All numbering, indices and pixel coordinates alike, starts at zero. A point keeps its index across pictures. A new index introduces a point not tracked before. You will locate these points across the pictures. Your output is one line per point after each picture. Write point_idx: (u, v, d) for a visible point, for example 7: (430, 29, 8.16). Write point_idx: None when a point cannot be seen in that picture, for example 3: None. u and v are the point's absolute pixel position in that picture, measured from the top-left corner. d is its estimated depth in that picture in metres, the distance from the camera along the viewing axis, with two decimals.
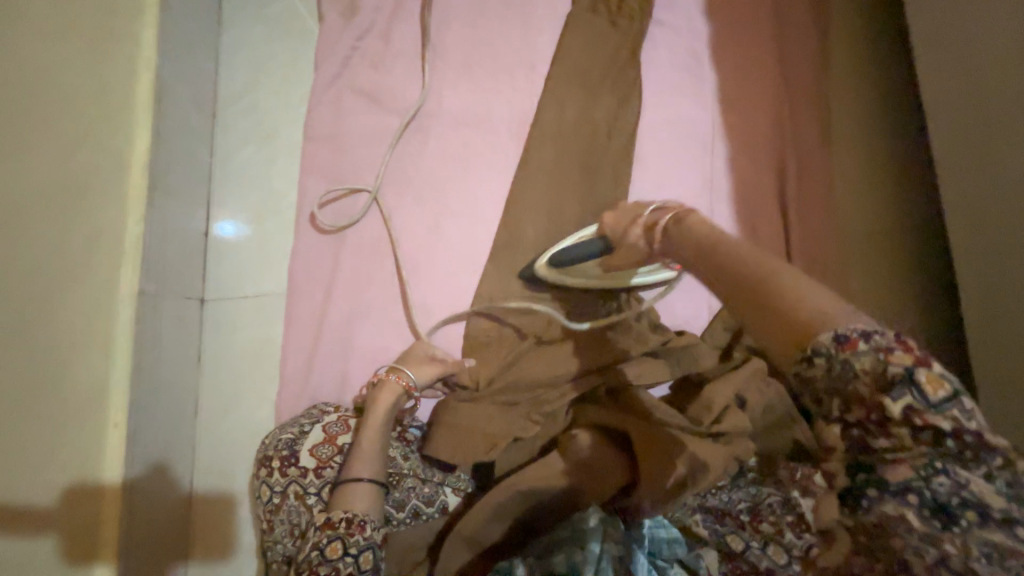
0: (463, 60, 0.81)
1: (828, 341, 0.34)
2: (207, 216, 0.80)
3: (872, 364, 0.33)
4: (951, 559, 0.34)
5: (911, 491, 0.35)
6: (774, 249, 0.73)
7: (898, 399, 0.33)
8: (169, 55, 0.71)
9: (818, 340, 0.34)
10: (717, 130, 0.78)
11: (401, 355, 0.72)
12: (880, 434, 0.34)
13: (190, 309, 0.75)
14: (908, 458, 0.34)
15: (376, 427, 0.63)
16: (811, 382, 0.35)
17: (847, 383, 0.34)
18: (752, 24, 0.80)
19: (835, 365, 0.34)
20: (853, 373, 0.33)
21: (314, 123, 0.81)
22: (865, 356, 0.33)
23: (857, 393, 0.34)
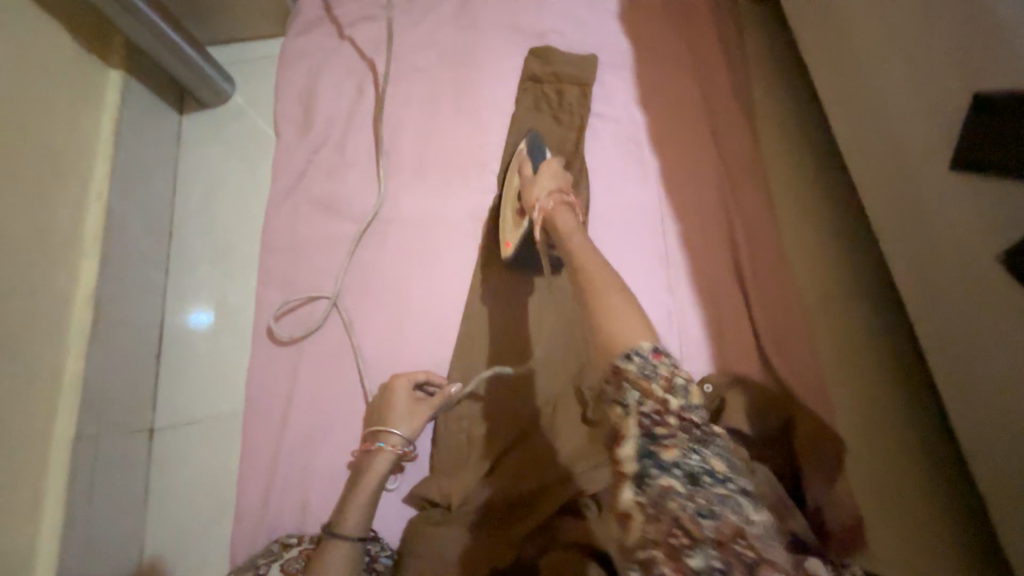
0: (416, 164, 0.84)
1: (628, 352, 0.44)
2: (160, 339, 0.77)
3: (669, 369, 0.43)
4: (706, 513, 0.40)
5: (676, 467, 0.42)
6: (736, 323, 0.73)
7: (674, 396, 0.43)
8: (119, 192, 0.74)
9: (625, 349, 0.44)
10: (665, 209, 0.80)
11: (381, 410, 0.66)
12: (661, 421, 0.43)
13: (135, 443, 0.70)
14: (678, 442, 0.42)
15: (366, 503, 0.58)
16: (625, 374, 0.43)
17: (649, 377, 0.43)
18: (686, 110, 0.85)
19: (641, 360, 0.43)
20: (654, 371, 0.43)
21: (271, 235, 0.81)
22: (664, 367, 0.43)
23: (651, 389, 0.43)
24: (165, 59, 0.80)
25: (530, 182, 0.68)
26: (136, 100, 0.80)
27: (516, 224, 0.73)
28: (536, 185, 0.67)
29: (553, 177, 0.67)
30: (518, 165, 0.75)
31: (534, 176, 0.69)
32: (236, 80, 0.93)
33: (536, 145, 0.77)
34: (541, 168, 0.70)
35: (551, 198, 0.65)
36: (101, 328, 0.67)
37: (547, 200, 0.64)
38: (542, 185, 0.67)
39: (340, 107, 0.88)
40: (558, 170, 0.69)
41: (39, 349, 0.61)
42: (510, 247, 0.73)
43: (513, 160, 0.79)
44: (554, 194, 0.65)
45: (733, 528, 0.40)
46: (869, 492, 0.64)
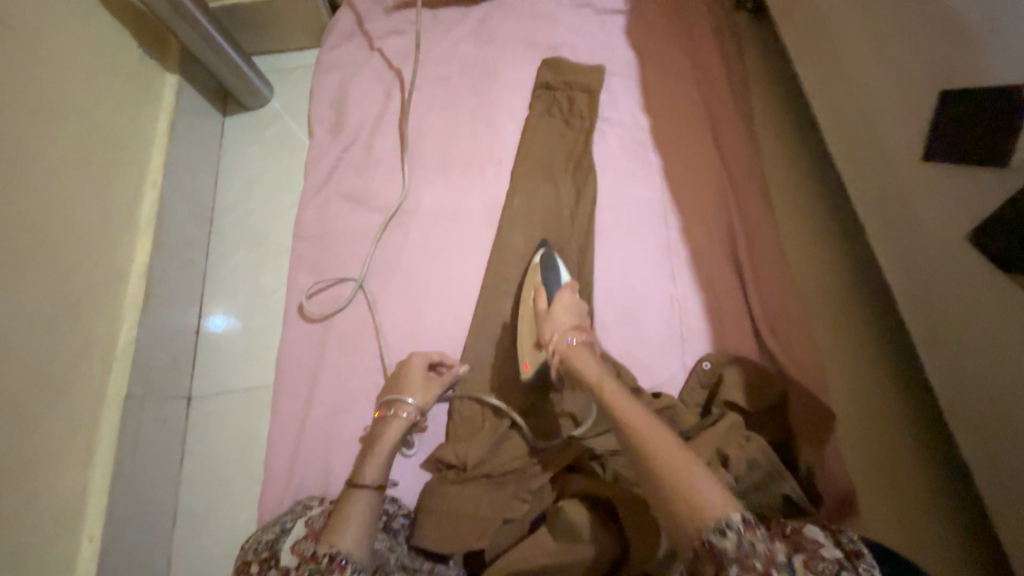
0: (437, 162, 0.92)
1: (720, 523, 0.41)
2: (199, 317, 0.84)
3: (765, 548, 0.41)
4: None
5: None
6: (733, 307, 0.78)
7: None
8: (170, 181, 0.82)
9: (716, 521, 0.42)
10: (667, 205, 0.86)
11: (397, 382, 0.71)
12: (755, 557, 0.41)
13: (174, 409, 0.76)
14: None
15: (382, 458, 0.63)
16: (721, 550, 0.41)
17: (749, 549, 0.41)
18: (686, 116, 0.92)
19: (734, 534, 0.41)
20: (753, 549, 0.41)
21: (303, 225, 0.89)
22: (761, 542, 0.41)
23: (752, 564, 0.40)
24: (215, 65, 0.90)
25: (543, 318, 0.67)
26: (187, 102, 0.89)
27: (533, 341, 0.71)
28: (551, 321, 0.66)
29: (569, 313, 0.66)
30: (534, 283, 0.74)
31: (550, 306, 0.68)
32: (275, 87, 1.02)
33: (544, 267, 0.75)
34: (555, 301, 0.68)
35: (562, 336, 0.64)
36: (150, 301, 0.74)
37: (561, 342, 0.63)
38: (557, 320, 0.66)
39: (369, 112, 0.97)
40: (571, 301, 0.67)
41: (98, 316, 0.67)
42: (529, 369, 0.71)
43: (528, 271, 0.79)
44: (566, 334, 0.64)
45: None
46: (864, 470, 0.69)
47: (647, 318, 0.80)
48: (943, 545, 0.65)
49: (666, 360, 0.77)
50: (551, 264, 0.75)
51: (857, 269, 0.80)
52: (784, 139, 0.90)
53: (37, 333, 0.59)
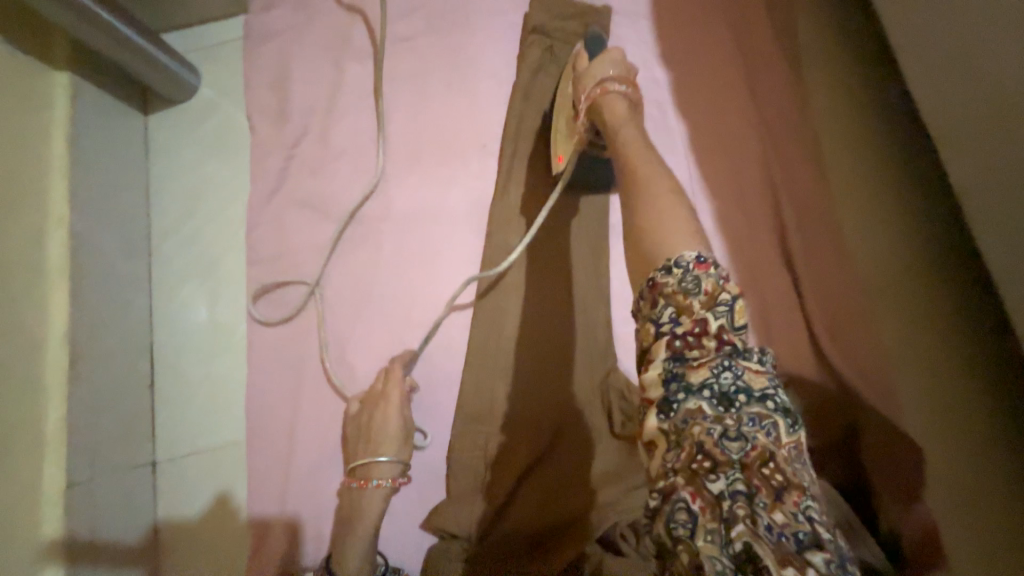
0: (407, 151, 0.75)
1: (666, 262, 0.39)
2: (152, 365, 0.72)
3: (714, 283, 0.38)
4: (733, 435, 0.33)
5: (706, 389, 0.35)
6: (784, 310, 0.63)
7: (717, 313, 0.37)
8: (85, 212, 0.67)
9: (664, 261, 0.40)
10: (696, 185, 0.69)
11: (367, 432, 0.60)
12: (695, 346, 0.37)
13: (137, 481, 0.67)
14: (710, 358, 0.36)
15: (366, 541, 0.54)
16: (661, 287, 0.39)
17: (755, 434, 0.33)
18: (717, 62, 0.72)
19: (681, 271, 0.39)
20: (694, 285, 0.38)
21: (256, 245, 0.74)
22: (710, 277, 0.38)
23: (690, 302, 0.37)
24: (116, 53, 0.71)
25: (585, 70, 0.58)
26: (90, 107, 0.71)
27: (568, 131, 0.62)
28: (587, 71, 0.57)
29: (610, 62, 0.56)
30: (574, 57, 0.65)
31: (586, 65, 0.58)
32: (202, 73, 0.83)
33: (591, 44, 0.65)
34: (598, 56, 0.59)
35: (601, 88, 0.55)
36: (82, 368, 0.62)
37: (594, 85, 0.55)
38: (596, 69, 0.56)
39: (319, 93, 0.78)
40: (620, 54, 0.57)
41: (18, 397, 0.55)
42: (563, 162, 0.63)
43: (567, 64, 0.68)
44: (612, 79, 0.55)
45: (748, 445, 0.33)
46: (946, 501, 0.56)
47: None
48: None
49: None
50: (598, 38, 0.66)
51: (943, 261, 0.63)
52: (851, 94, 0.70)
53: None
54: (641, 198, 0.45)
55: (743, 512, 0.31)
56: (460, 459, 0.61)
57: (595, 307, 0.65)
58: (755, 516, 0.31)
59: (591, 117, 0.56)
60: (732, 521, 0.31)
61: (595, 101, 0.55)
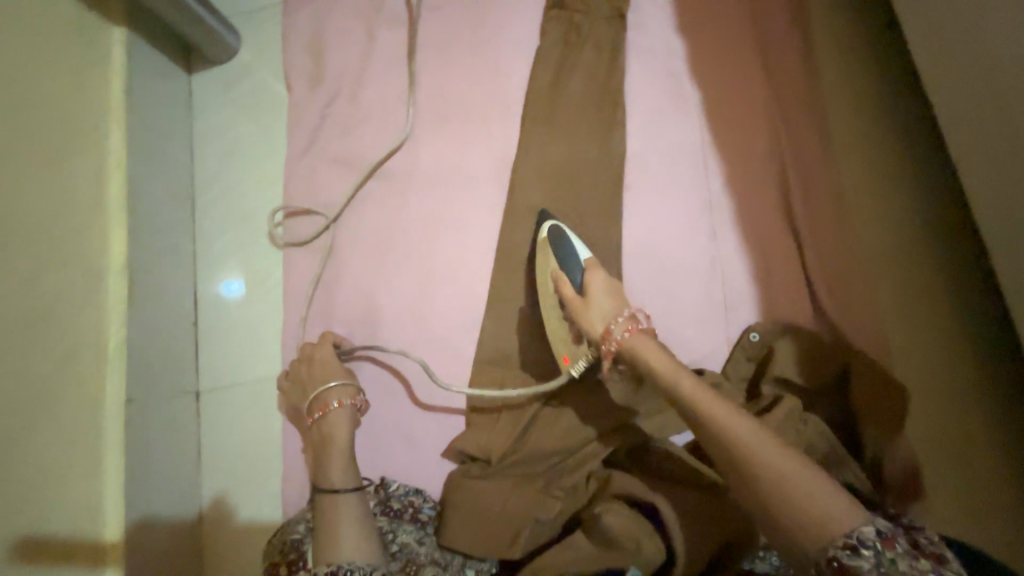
0: (434, 113, 0.79)
1: (848, 540, 0.38)
2: (195, 305, 0.78)
3: (881, 547, 0.38)
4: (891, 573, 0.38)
5: (871, 573, 0.37)
6: (784, 267, 0.68)
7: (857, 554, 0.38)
8: (137, 159, 0.72)
9: (820, 511, 0.40)
10: (707, 149, 0.73)
11: (309, 376, 0.66)
12: (854, 558, 0.38)
13: (182, 407, 0.73)
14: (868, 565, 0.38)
15: (345, 458, 0.60)
16: (856, 572, 0.38)
17: (888, 574, 0.38)
18: (731, 33, 0.76)
19: (870, 553, 0.38)
20: (883, 558, 0.38)
21: (291, 197, 0.79)
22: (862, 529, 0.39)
23: (856, 568, 0.37)
24: (163, 10, 0.75)
25: (583, 306, 0.60)
26: (141, 62, 0.76)
27: (571, 341, 0.63)
28: (591, 312, 0.59)
29: (612, 300, 0.59)
30: (552, 266, 0.65)
31: (585, 296, 0.60)
32: (240, 35, 0.87)
33: (561, 240, 0.66)
34: (587, 283, 0.61)
35: (618, 322, 0.57)
36: (137, 299, 0.68)
37: (615, 328, 0.57)
38: (599, 307, 0.59)
39: (352, 56, 0.82)
40: (604, 275, 0.62)
41: (80, 320, 0.61)
42: (569, 365, 0.62)
43: (535, 248, 0.70)
44: (616, 314, 0.58)
45: (880, 516, 0.37)
46: (929, 442, 0.61)
47: (680, 284, 0.70)
48: (1013, 523, 0.58)
49: (707, 332, 0.68)
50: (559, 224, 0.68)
51: (940, 227, 0.67)
52: (861, 69, 0.73)
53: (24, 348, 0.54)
54: (747, 453, 0.44)
55: None
56: (474, 396, 0.68)
57: (608, 259, 0.70)
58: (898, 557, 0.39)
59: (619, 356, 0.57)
60: None
61: (624, 344, 0.55)
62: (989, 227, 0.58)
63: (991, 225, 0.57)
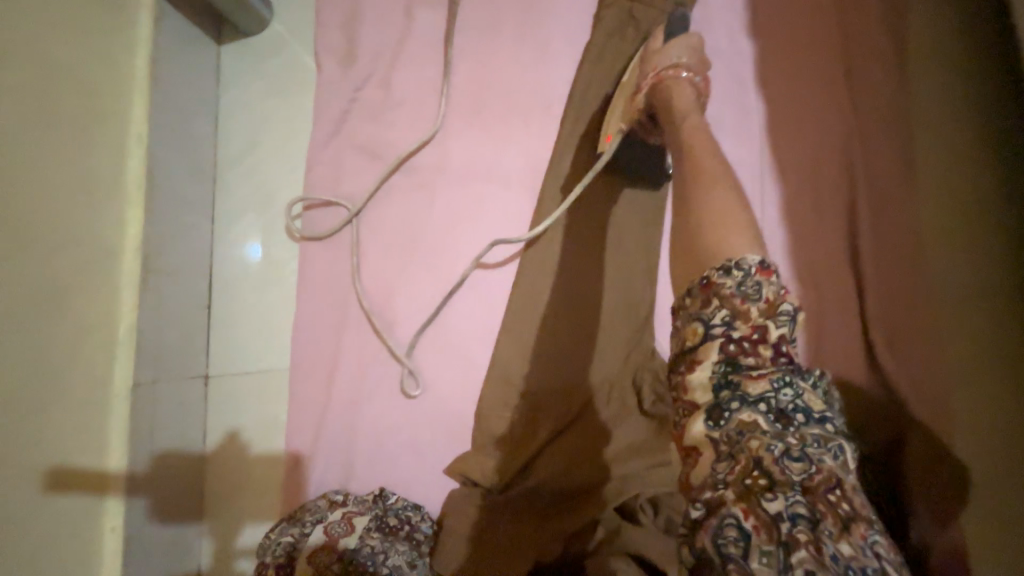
0: (470, 103, 0.73)
1: (728, 263, 0.46)
2: (210, 285, 0.77)
3: (774, 293, 0.44)
4: (796, 456, 0.37)
5: (763, 403, 0.40)
6: (838, 313, 0.62)
7: (779, 321, 0.43)
8: (161, 133, 0.69)
9: (724, 262, 0.46)
10: (768, 170, 0.67)
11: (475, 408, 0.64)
12: (750, 352, 0.42)
13: (191, 391, 0.73)
14: (767, 374, 0.41)
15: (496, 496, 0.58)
16: (720, 288, 0.45)
17: (747, 293, 0.44)
18: (812, 38, 0.67)
19: (744, 273, 0.45)
20: (755, 290, 0.44)
21: (313, 183, 0.76)
22: (772, 286, 0.45)
23: (747, 308, 0.43)
24: None
25: (654, 51, 0.61)
26: (170, 28, 0.72)
27: (625, 104, 0.64)
28: (661, 53, 0.60)
29: (687, 47, 0.60)
30: (638, 56, 0.65)
31: (660, 47, 0.61)
32: (274, 5, 0.83)
33: (664, 44, 0.62)
34: (671, 40, 0.61)
35: (675, 68, 0.59)
36: (153, 280, 0.66)
37: (669, 69, 0.59)
38: (666, 54, 0.60)
39: (388, 34, 0.77)
40: (694, 44, 0.61)
41: (93, 301, 0.60)
42: (609, 140, 0.65)
43: (639, 48, 0.66)
44: (677, 65, 0.59)
45: (772, 352, 0.43)
46: None
47: None
48: None
49: None
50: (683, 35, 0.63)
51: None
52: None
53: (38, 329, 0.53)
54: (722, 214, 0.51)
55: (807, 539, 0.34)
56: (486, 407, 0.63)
57: (642, 284, 0.65)
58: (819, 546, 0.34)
59: (653, 112, 0.61)
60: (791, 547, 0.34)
61: (665, 87, 0.59)
62: None
63: None
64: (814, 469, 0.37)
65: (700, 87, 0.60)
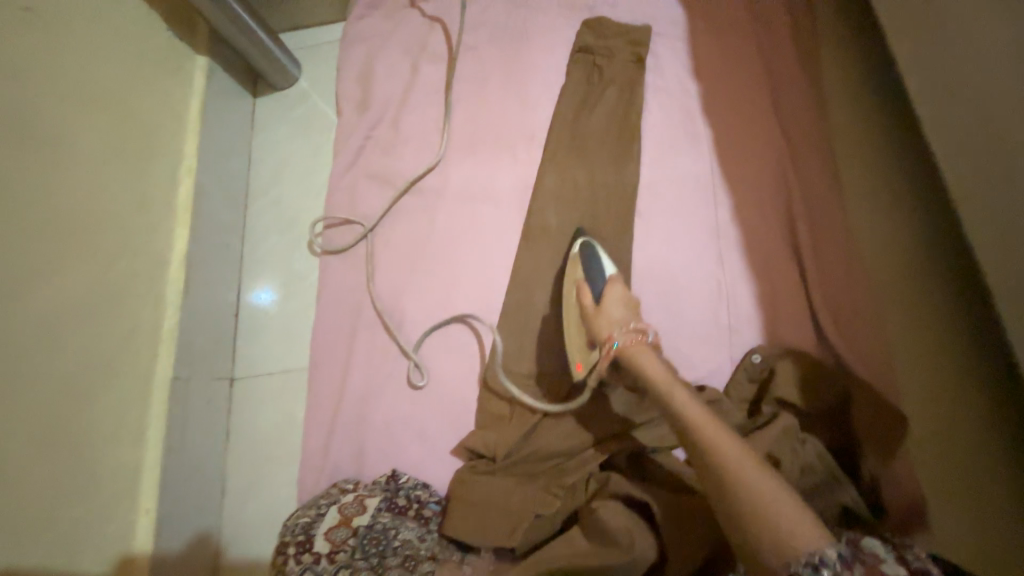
0: (467, 137, 0.87)
1: (819, 562, 0.39)
2: (239, 297, 0.86)
3: (867, 573, 0.40)
4: None
5: (850, 569, 0.40)
6: (788, 295, 0.72)
7: (859, 552, 0.41)
8: (204, 167, 0.82)
9: (808, 556, 0.40)
10: (717, 182, 0.79)
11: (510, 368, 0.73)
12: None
13: (219, 392, 0.80)
14: (857, 572, 0.40)
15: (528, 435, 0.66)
16: (820, 573, 0.39)
17: (849, 569, 0.39)
18: (743, 75, 0.83)
19: (832, 572, 0.39)
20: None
21: (333, 207, 0.88)
22: (860, 572, 0.40)
23: None
24: (240, 43, 0.87)
25: (595, 313, 0.63)
26: (217, 84, 0.88)
27: (584, 349, 0.67)
28: (601, 321, 0.62)
29: (625, 311, 0.63)
30: (579, 277, 0.69)
31: (598, 305, 0.64)
32: (302, 65, 0.99)
33: (591, 258, 0.70)
34: (604, 286, 0.66)
35: (624, 332, 0.61)
36: (190, 288, 0.76)
37: (624, 338, 0.60)
38: (605, 320, 0.63)
39: (397, 85, 0.93)
40: (625, 293, 0.65)
41: (141, 303, 0.69)
42: (582, 372, 0.66)
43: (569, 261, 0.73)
44: (628, 332, 0.61)
45: (859, 565, 0.40)
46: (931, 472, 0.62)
47: (688, 305, 0.74)
48: None
49: (711, 352, 0.72)
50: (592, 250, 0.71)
51: (934, 246, 0.70)
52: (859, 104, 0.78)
53: (97, 323, 0.63)
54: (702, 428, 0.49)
55: None
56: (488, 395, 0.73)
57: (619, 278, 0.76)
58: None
59: (619, 360, 0.61)
60: None
61: (631, 357, 0.59)
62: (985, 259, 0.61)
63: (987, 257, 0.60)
64: None
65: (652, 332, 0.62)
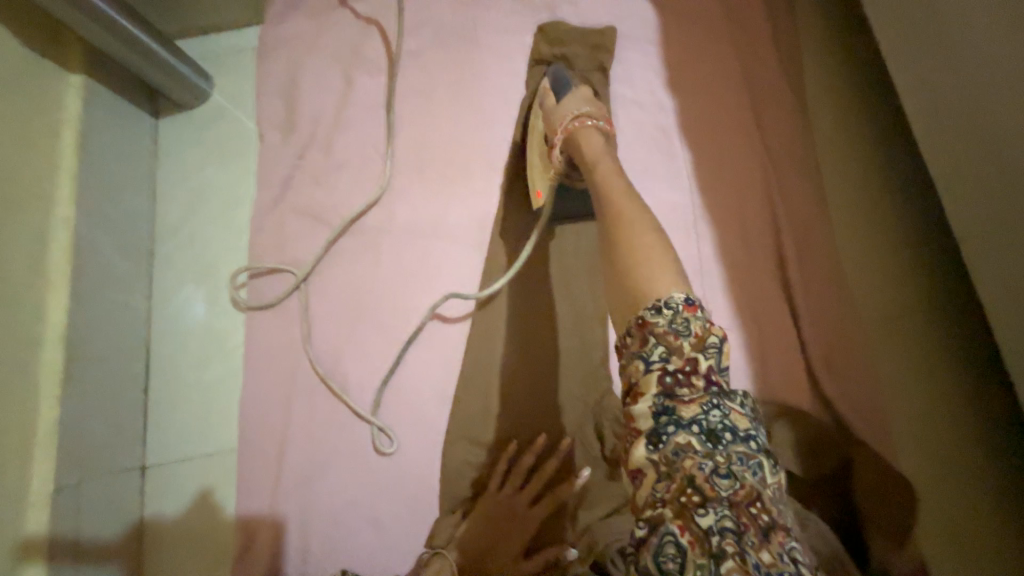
0: (413, 162, 0.75)
1: (657, 302, 0.42)
2: (147, 365, 0.73)
3: (702, 326, 0.41)
4: (723, 472, 0.36)
5: (696, 422, 0.38)
6: (781, 342, 0.63)
7: (706, 356, 0.40)
8: (89, 213, 0.67)
9: (654, 301, 0.42)
10: (697, 211, 0.70)
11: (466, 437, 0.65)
12: (686, 383, 0.40)
13: (125, 485, 0.67)
14: (700, 397, 0.39)
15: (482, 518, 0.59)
16: (654, 327, 0.41)
17: (676, 331, 0.41)
18: (723, 85, 0.73)
19: (671, 313, 0.41)
20: (686, 327, 0.41)
21: (257, 250, 0.74)
22: (706, 354, 0.40)
23: (680, 344, 0.40)
24: (126, 55, 0.71)
25: (553, 107, 0.64)
26: (100, 107, 0.71)
27: (543, 144, 0.67)
28: (562, 108, 0.62)
29: (581, 100, 0.62)
30: (545, 97, 0.68)
31: (558, 102, 0.64)
32: (213, 77, 0.83)
33: (559, 83, 0.68)
34: (567, 95, 0.64)
35: (575, 120, 0.60)
36: (77, 369, 0.62)
37: (571, 120, 0.60)
38: (568, 107, 0.62)
39: (328, 101, 0.79)
40: (589, 95, 0.63)
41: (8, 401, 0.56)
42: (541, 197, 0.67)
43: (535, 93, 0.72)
44: (581, 116, 0.60)
45: (705, 383, 0.40)
46: (935, 539, 0.57)
47: None
48: None
49: None
50: (565, 77, 0.69)
51: (928, 281, 0.64)
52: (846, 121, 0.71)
53: None
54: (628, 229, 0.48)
55: (732, 549, 0.33)
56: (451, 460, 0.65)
57: (592, 327, 0.67)
58: (744, 552, 0.33)
59: (568, 148, 0.60)
60: (722, 557, 0.33)
61: (573, 133, 0.59)
62: (992, 308, 0.55)
63: (993, 306, 0.55)
64: (739, 483, 0.36)
65: (608, 132, 0.60)
